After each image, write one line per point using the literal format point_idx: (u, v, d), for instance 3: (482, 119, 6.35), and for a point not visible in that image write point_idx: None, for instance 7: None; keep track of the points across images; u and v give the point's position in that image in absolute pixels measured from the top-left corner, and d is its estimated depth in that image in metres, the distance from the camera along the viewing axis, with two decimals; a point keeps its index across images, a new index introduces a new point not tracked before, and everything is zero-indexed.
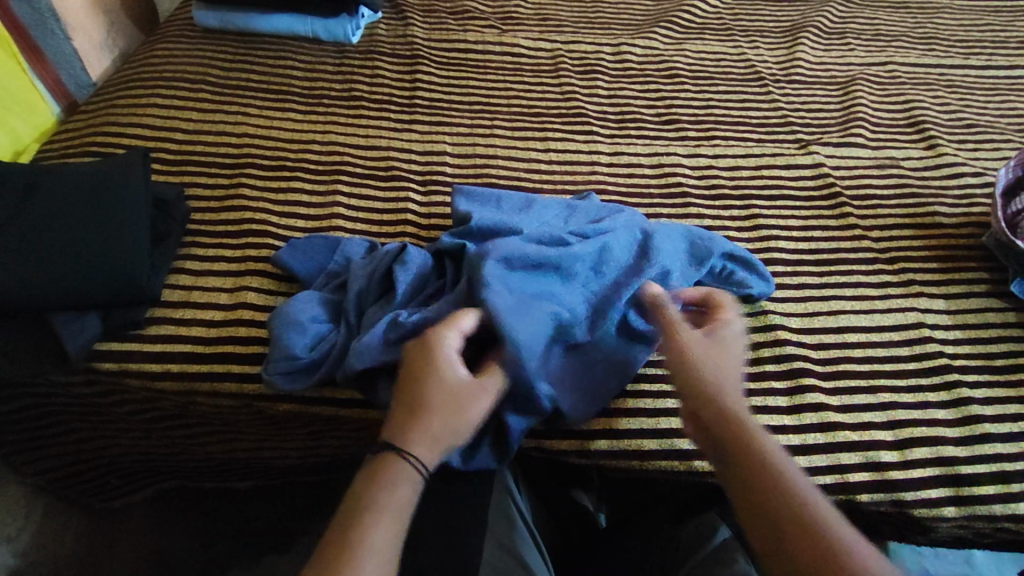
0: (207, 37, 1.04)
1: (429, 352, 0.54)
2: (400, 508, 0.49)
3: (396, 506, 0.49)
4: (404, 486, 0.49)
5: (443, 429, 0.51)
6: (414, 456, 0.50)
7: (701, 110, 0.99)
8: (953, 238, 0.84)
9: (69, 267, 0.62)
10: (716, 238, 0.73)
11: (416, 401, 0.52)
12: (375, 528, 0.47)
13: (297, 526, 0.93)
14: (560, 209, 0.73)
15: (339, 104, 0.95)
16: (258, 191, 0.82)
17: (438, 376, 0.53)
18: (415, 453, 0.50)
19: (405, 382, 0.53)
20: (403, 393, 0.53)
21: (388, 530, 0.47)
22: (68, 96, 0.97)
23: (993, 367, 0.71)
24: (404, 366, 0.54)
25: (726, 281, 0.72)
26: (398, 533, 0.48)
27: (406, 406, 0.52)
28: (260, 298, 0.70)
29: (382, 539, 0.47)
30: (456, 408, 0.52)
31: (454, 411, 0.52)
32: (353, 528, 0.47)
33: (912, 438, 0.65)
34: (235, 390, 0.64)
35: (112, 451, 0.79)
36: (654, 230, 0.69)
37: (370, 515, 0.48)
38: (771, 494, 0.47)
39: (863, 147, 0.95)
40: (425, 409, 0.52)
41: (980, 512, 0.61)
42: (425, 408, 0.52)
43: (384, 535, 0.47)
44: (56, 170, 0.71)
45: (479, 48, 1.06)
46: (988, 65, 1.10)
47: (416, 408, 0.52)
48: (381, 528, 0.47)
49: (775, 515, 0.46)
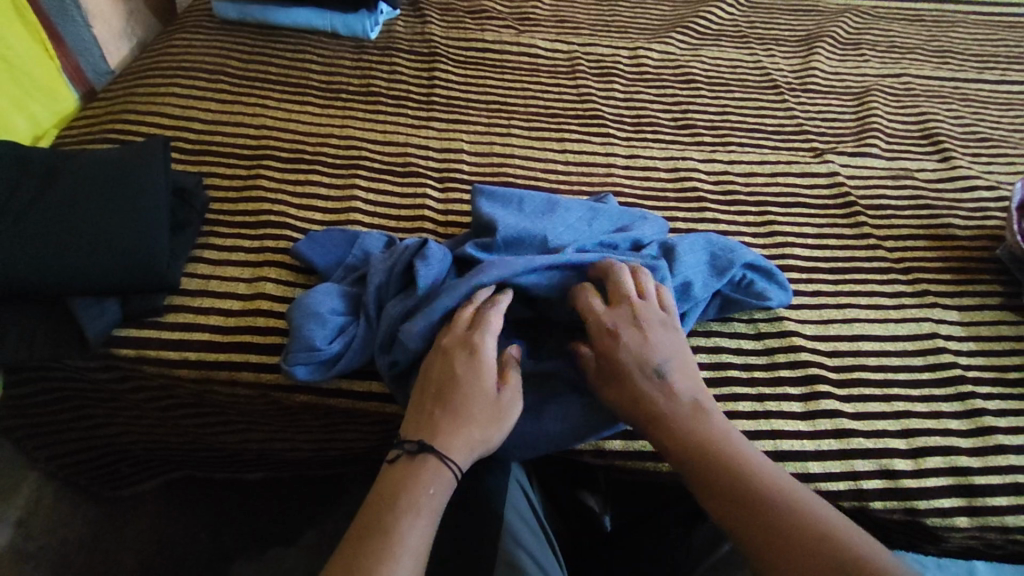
0: (226, 29, 1.05)
1: (449, 361, 0.55)
2: (433, 509, 0.50)
3: (429, 506, 0.50)
4: (437, 488, 0.51)
5: (480, 433, 0.53)
6: (452, 459, 0.52)
7: (717, 116, 1.00)
8: (966, 250, 0.84)
9: (89, 252, 0.62)
10: (740, 250, 0.73)
11: (446, 408, 0.53)
12: (412, 526, 0.48)
13: (304, 519, 0.93)
14: (583, 211, 0.72)
15: (357, 99, 0.95)
16: (277, 183, 0.82)
17: (477, 383, 0.54)
18: (454, 457, 0.52)
19: (432, 393, 0.55)
20: (435, 396, 0.54)
21: (423, 529, 0.49)
22: (88, 84, 0.97)
23: (1006, 379, 0.71)
24: (436, 368, 0.55)
25: (746, 290, 0.72)
26: (430, 533, 0.49)
27: (441, 410, 0.53)
28: (278, 289, 0.70)
29: (416, 537, 0.48)
30: (489, 413, 0.54)
31: (491, 415, 0.54)
32: (388, 524, 0.48)
33: (925, 447, 0.65)
34: (253, 380, 0.64)
35: (124, 438, 0.79)
36: (676, 243, 0.70)
37: (404, 512, 0.49)
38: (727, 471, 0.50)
39: (878, 158, 0.95)
40: (464, 413, 0.53)
41: (992, 523, 0.61)
42: (463, 412, 0.53)
43: (419, 534, 0.48)
44: (77, 155, 0.71)
45: (496, 48, 1.07)
46: (1002, 80, 1.11)
47: (452, 411, 0.53)
48: (418, 526, 0.48)
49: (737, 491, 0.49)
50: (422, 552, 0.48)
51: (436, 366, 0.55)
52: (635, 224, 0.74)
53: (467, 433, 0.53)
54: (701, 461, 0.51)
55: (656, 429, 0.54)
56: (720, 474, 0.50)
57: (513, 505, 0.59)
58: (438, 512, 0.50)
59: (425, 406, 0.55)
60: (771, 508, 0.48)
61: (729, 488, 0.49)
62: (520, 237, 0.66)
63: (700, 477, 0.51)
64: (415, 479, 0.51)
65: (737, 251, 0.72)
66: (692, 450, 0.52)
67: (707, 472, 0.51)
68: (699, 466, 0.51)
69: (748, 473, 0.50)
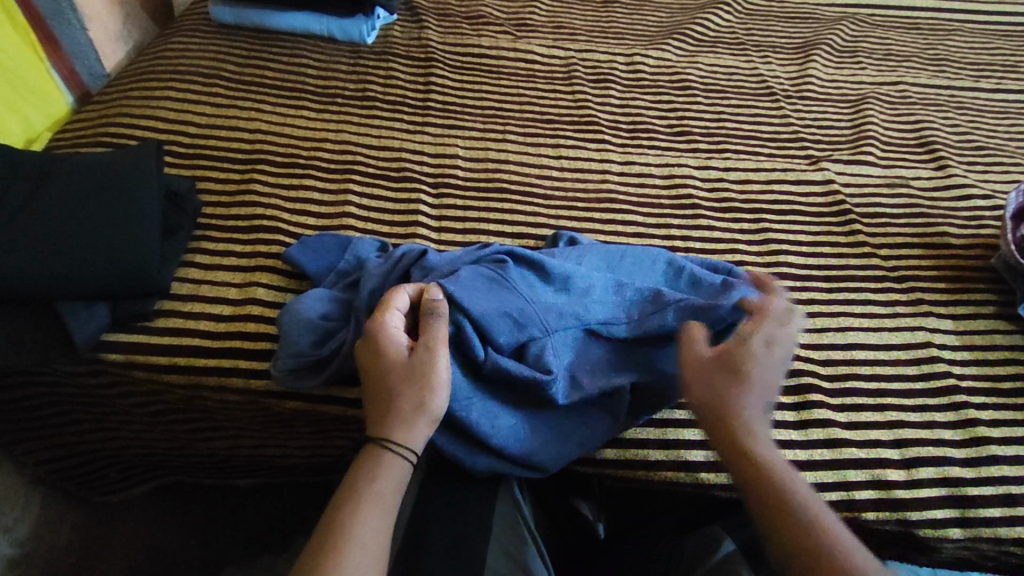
0: (222, 33, 1.05)
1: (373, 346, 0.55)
2: (381, 496, 0.49)
3: (380, 498, 0.49)
4: (386, 475, 0.50)
5: (412, 405, 0.52)
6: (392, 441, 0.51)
7: (713, 123, 1.00)
8: (962, 259, 0.84)
9: (78, 256, 0.62)
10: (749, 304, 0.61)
11: (380, 393, 0.53)
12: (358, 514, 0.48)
13: (296, 524, 0.93)
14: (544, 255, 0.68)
15: (351, 104, 0.95)
16: (270, 187, 0.82)
17: (394, 358, 0.54)
18: (396, 439, 0.51)
19: (368, 383, 0.55)
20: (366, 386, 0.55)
21: (374, 521, 0.48)
22: (82, 86, 0.97)
23: (1000, 389, 0.71)
24: (360, 355, 0.56)
25: None
26: (379, 519, 0.48)
27: (377, 397, 0.54)
28: (269, 295, 0.70)
29: (367, 529, 0.47)
30: (416, 382, 0.53)
31: (414, 384, 0.53)
32: (339, 519, 0.48)
33: (918, 457, 0.65)
34: (243, 386, 0.64)
35: (113, 443, 0.78)
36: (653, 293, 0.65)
37: (352, 505, 0.49)
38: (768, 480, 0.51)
39: (873, 166, 0.95)
40: (394, 393, 0.53)
41: (985, 534, 0.61)
42: (392, 390, 0.53)
43: (368, 525, 0.48)
44: (69, 159, 0.71)
45: (492, 54, 1.07)
46: (998, 88, 1.11)
47: (384, 396, 0.53)
48: (365, 514, 0.48)
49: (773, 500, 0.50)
50: (372, 540, 0.47)
51: (365, 357, 0.56)
52: (646, 279, 0.70)
53: (399, 410, 0.52)
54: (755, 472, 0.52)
55: (721, 426, 0.54)
56: (768, 484, 0.51)
57: (502, 512, 0.59)
58: (391, 501, 0.50)
59: (369, 397, 0.55)
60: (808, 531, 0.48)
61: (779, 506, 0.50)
62: (500, 252, 0.67)
63: (745, 475, 0.52)
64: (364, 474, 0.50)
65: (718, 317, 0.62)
66: (748, 465, 0.52)
67: (753, 478, 0.52)
68: (756, 474, 0.51)
69: (792, 492, 0.51)
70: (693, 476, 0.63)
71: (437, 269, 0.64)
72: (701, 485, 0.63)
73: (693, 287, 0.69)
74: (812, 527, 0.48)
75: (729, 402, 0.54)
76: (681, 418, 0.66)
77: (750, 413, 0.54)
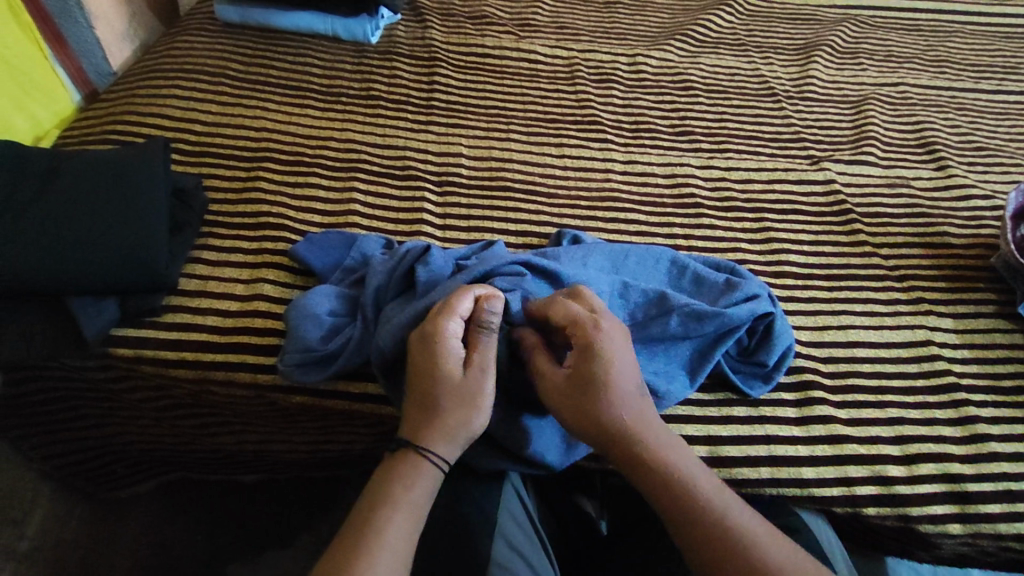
0: (227, 32, 1.05)
1: (427, 354, 0.53)
2: (414, 503, 0.50)
3: (415, 502, 0.50)
4: (422, 482, 0.51)
5: (458, 422, 0.52)
6: (431, 451, 0.52)
7: (715, 123, 1.00)
8: (961, 258, 0.85)
9: (87, 252, 0.62)
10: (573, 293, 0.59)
11: (427, 402, 0.53)
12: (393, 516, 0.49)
13: (300, 520, 0.93)
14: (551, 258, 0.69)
15: (356, 102, 0.96)
16: (276, 184, 0.82)
17: (448, 371, 0.53)
18: (436, 451, 0.52)
19: (415, 387, 0.54)
20: (410, 389, 0.54)
21: (404, 526, 0.49)
22: (89, 84, 0.98)
23: (999, 387, 0.72)
24: (411, 358, 0.54)
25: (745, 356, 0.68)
26: (410, 524, 0.50)
27: (422, 404, 0.53)
28: (276, 291, 0.70)
29: (398, 531, 0.48)
30: (465, 401, 0.53)
31: (462, 400, 0.53)
32: (374, 517, 0.49)
33: (918, 454, 0.65)
34: (250, 381, 0.64)
35: (119, 438, 0.79)
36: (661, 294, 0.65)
37: (385, 508, 0.50)
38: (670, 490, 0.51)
39: (874, 166, 0.96)
40: (441, 407, 0.53)
41: (985, 530, 0.61)
42: (440, 404, 0.53)
43: (400, 527, 0.49)
44: (77, 156, 0.71)
45: (496, 54, 1.07)
46: (998, 89, 1.12)
47: (432, 407, 0.53)
48: (398, 517, 0.49)
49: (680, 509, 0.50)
50: (403, 544, 0.48)
51: (416, 361, 0.54)
52: (651, 280, 0.70)
53: (444, 424, 0.52)
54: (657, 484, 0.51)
55: (612, 447, 0.53)
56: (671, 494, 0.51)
57: (506, 507, 0.59)
58: (424, 507, 0.51)
59: (412, 401, 0.54)
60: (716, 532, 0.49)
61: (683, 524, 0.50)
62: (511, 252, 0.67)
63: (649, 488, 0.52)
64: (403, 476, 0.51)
65: (720, 320, 0.63)
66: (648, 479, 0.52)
67: (656, 491, 0.51)
68: (658, 486, 0.51)
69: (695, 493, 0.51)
70: None
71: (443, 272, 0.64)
72: None
73: (697, 285, 0.70)
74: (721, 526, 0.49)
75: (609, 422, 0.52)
76: (684, 414, 0.65)
77: (636, 426, 0.53)
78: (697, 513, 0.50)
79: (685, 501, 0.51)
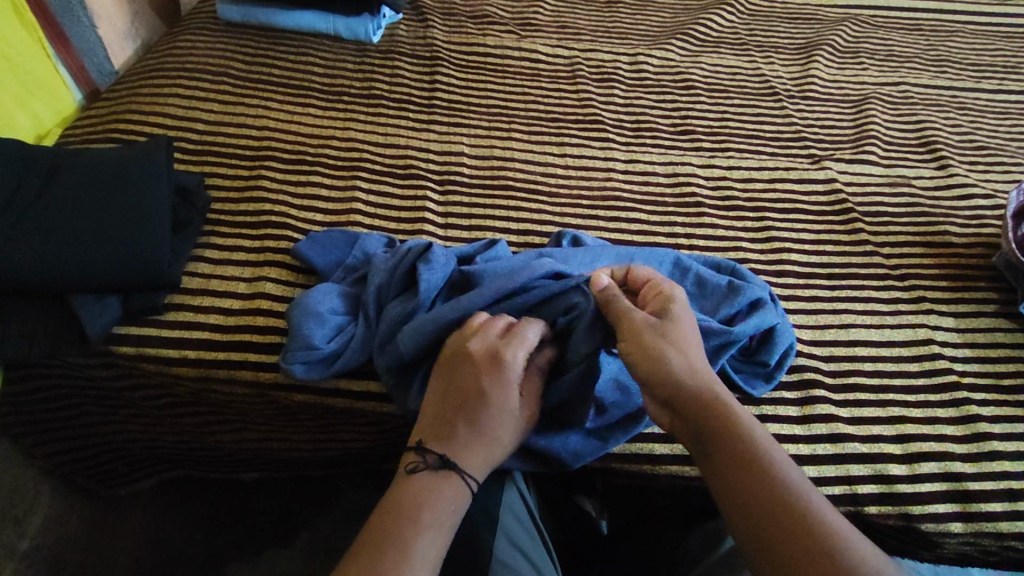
0: (229, 31, 1.05)
1: (493, 382, 0.53)
2: (452, 521, 0.49)
3: (447, 522, 0.49)
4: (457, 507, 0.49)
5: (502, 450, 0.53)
6: (473, 477, 0.51)
7: (717, 122, 1.00)
8: (963, 257, 0.85)
9: (90, 250, 0.63)
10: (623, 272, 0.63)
11: (480, 427, 0.52)
12: (429, 532, 0.47)
13: (300, 520, 0.93)
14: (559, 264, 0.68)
15: (357, 101, 0.96)
16: (278, 183, 0.82)
17: (506, 401, 0.53)
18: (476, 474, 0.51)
19: (466, 411, 0.52)
20: (461, 410, 0.52)
21: (439, 544, 0.47)
22: (91, 83, 0.98)
23: (1001, 385, 0.72)
24: (468, 385, 0.53)
25: (750, 358, 0.68)
26: (446, 543, 0.48)
27: (473, 427, 0.52)
28: (278, 289, 0.71)
29: (431, 550, 0.46)
30: (512, 432, 0.53)
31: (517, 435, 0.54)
32: (407, 529, 0.47)
33: (919, 453, 0.65)
34: (251, 378, 0.65)
35: (121, 436, 0.79)
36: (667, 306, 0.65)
37: (423, 521, 0.48)
38: (740, 458, 0.49)
39: (875, 165, 0.96)
40: (493, 435, 0.52)
41: (987, 529, 0.61)
42: (495, 432, 0.52)
43: (435, 542, 0.47)
44: (80, 154, 0.71)
45: (497, 53, 1.07)
46: (999, 89, 1.12)
47: (483, 431, 0.52)
48: (435, 534, 0.47)
49: (747, 479, 0.48)
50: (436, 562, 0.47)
51: (475, 386, 0.52)
52: None
53: (489, 450, 0.52)
54: (727, 452, 0.49)
55: (684, 407, 0.52)
56: (739, 460, 0.49)
57: (508, 506, 0.59)
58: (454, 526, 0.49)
59: (456, 421, 0.52)
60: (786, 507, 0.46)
61: (756, 491, 0.47)
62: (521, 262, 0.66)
63: (721, 455, 0.49)
64: (438, 491, 0.50)
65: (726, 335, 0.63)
66: (718, 443, 0.50)
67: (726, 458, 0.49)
68: (726, 451, 0.49)
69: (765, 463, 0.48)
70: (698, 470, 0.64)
71: (443, 270, 0.64)
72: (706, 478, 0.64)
73: (700, 289, 0.70)
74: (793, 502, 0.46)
75: (682, 379, 0.52)
76: None
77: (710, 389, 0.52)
78: (766, 483, 0.47)
79: (753, 469, 0.48)
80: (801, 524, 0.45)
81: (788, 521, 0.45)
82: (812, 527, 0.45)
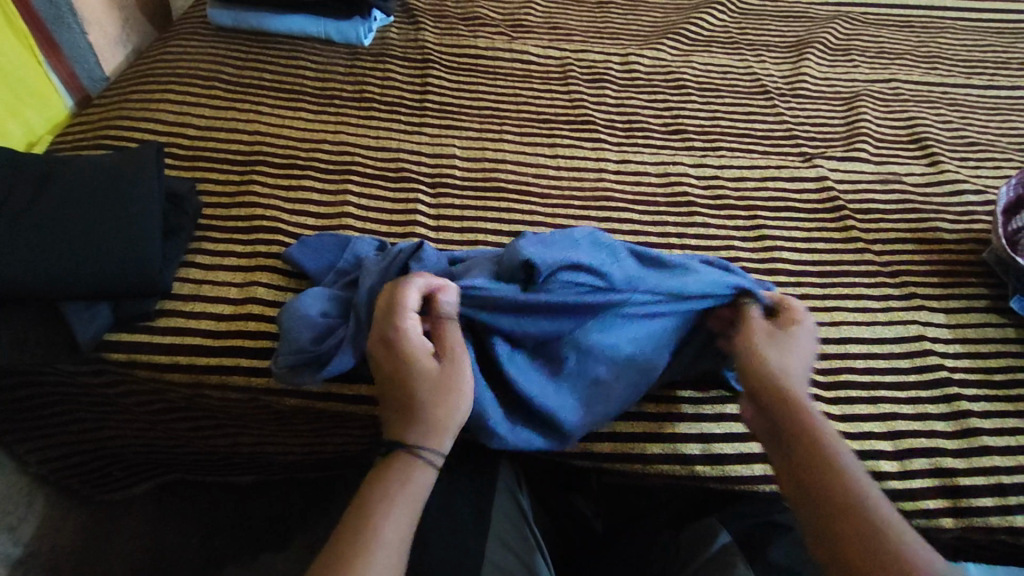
0: (220, 35, 1.05)
1: (396, 353, 0.53)
2: (412, 498, 0.49)
3: (405, 496, 0.49)
4: (407, 476, 0.49)
5: (441, 412, 0.51)
6: (423, 448, 0.50)
7: (708, 121, 1.01)
8: (954, 254, 0.85)
9: (79, 257, 0.63)
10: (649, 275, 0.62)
11: (404, 400, 0.52)
12: (388, 516, 0.47)
13: (297, 523, 0.93)
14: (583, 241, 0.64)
15: (349, 104, 0.96)
16: (269, 188, 0.83)
17: (413, 366, 0.52)
18: (427, 445, 0.50)
19: (389, 390, 0.53)
20: (389, 392, 0.53)
21: (400, 523, 0.47)
22: (82, 89, 0.98)
23: (992, 381, 0.72)
24: (380, 364, 0.54)
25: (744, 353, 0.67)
26: (409, 522, 0.48)
27: (401, 403, 0.52)
28: (269, 293, 0.71)
29: (391, 530, 0.47)
30: (440, 392, 0.52)
31: (450, 392, 0.52)
32: (361, 521, 0.47)
33: (910, 448, 0.66)
34: (243, 383, 0.65)
35: (115, 442, 0.79)
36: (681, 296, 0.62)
37: (380, 506, 0.48)
38: (816, 464, 0.49)
39: (866, 163, 0.96)
40: (420, 403, 0.51)
41: (978, 523, 0.62)
42: (417, 399, 0.51)
43: (395, 524, 0.47)
44: (71, 161, 0.71)
45: (489, 55, 1.08)
46: (990, 85, 1.12)
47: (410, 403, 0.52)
48: (394, 516, 0.47)
49: (822, 485, 0.48)
50: (401, 541, 0.47)
51: (386, 363, 0.53)
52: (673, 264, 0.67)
53: (423, 417, 0.51)
54: (807, 459, 0.50)
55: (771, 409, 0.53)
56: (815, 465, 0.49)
57: (500, 508, 0.60)
58: (417, 502, 0.49)
59: (390, 404, 0.53)
60: (856, 516, 0.46)
61: (831, 492, 0.48)
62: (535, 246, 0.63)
63: (801, 459, 0.50)
64: (388, 473, 0.50)
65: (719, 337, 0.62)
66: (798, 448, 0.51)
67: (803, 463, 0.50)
68: (804, 457, 0.50)
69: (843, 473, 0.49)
70: (689, 469, 0.64)
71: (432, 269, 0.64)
72: (698, 477, 0.64)
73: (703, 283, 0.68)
74: (864, 512, 0.46)
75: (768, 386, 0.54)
76: (678, 411, 0.67)
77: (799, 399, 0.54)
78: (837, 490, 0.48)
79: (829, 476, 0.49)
80: (867, 531, 0.45)
81: (851, 526, 0.46)
82: (877, 533, 0.45)
